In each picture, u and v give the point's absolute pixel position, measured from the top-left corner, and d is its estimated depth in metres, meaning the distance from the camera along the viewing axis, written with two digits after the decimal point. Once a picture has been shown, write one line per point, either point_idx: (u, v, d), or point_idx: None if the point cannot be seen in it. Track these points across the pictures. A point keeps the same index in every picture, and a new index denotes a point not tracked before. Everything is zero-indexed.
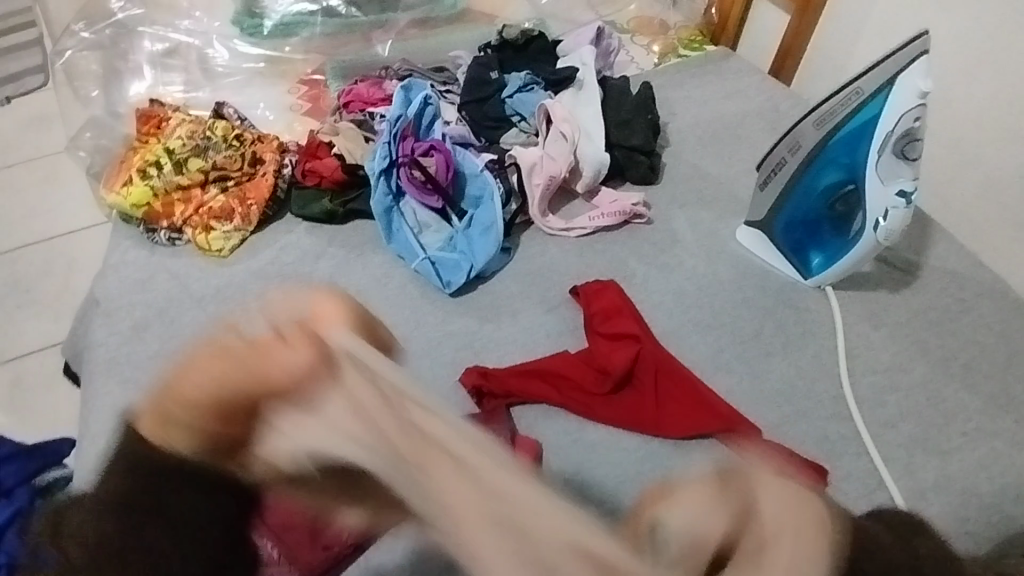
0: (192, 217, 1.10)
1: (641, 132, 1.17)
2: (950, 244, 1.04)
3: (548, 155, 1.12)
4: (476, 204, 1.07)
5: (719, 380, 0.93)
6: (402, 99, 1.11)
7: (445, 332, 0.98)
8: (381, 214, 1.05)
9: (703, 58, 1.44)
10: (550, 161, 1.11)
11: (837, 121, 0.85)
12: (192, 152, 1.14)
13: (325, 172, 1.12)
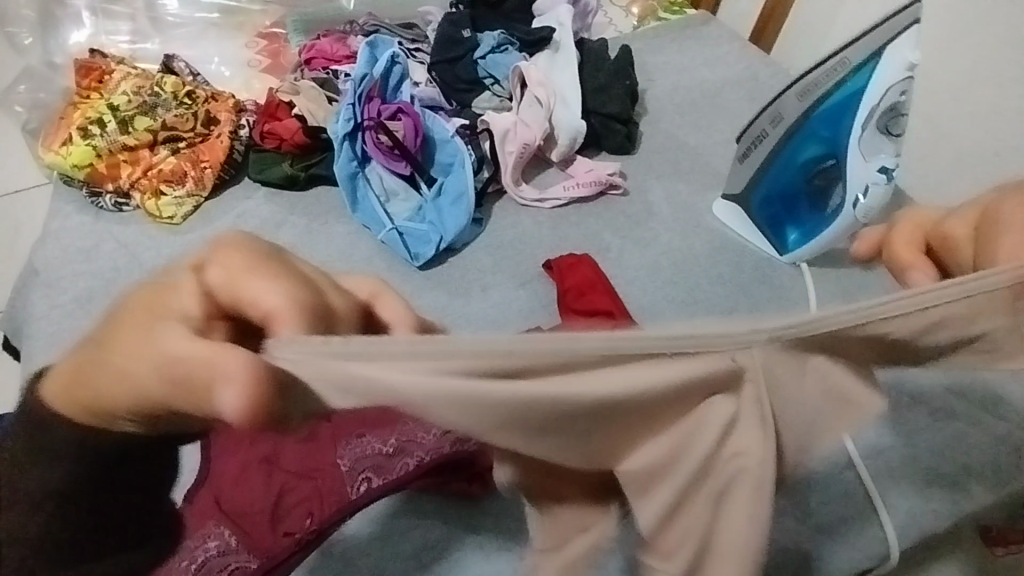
0: (139, 181, 1.03)
1: (618, 98, 1.12)
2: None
3: (522, 121, 1.07)
4: (447, 171, 1.02)
5: None
6: (368, 56, 1.04)
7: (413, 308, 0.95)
8: (345, 181, 0.99)
9: (683, 22, 1.39)
10: (525, 128, 1.06)
11: (821, 93, 0.83)
12: (138, 110, 1.06)
13: (286, 135, 1.06)
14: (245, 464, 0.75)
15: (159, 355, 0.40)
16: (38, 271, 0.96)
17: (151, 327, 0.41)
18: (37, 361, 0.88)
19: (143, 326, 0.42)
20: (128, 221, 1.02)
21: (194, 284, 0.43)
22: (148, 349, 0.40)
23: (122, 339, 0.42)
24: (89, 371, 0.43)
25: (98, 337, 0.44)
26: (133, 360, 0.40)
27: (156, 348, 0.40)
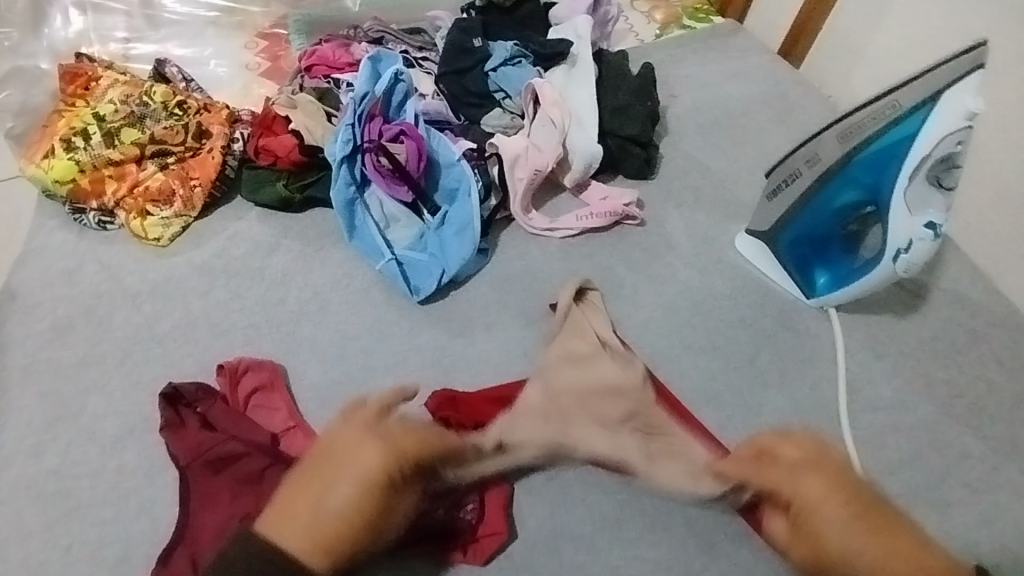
0: (125, 198, 0.97)
1: (637, 120, 1.05)
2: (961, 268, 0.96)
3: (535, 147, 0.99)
4: (452, 198, 0.95)
5: (707, 414, 0.86)
6: (370, 71, 0.97)
7: (412, 348, 0.89)
8: (341, 208, 0.92)
9: (709, 31, 1.30)
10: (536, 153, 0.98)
11: (868, 135, 0.74)
12: (125, 121, 0.99)
13: (281, 152, 0.99)
14: (229, 518, 0.74)
15: (349, 504, 0.66)
16: (14, 294, 0.90)
17: (330, 490, 0.66)
18: (8, 393, 0.83)
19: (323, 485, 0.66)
20: (112, 241, 0.96)
21: (338, 475, 0.67)
22: (331, 507, 0.65)
23: (292, 517, 0.65)
24: (308, 497, 0.66)
25: (286, 497, 0.66)
26: (347, 471, 0.67)
27: (337, 504, 0.66)
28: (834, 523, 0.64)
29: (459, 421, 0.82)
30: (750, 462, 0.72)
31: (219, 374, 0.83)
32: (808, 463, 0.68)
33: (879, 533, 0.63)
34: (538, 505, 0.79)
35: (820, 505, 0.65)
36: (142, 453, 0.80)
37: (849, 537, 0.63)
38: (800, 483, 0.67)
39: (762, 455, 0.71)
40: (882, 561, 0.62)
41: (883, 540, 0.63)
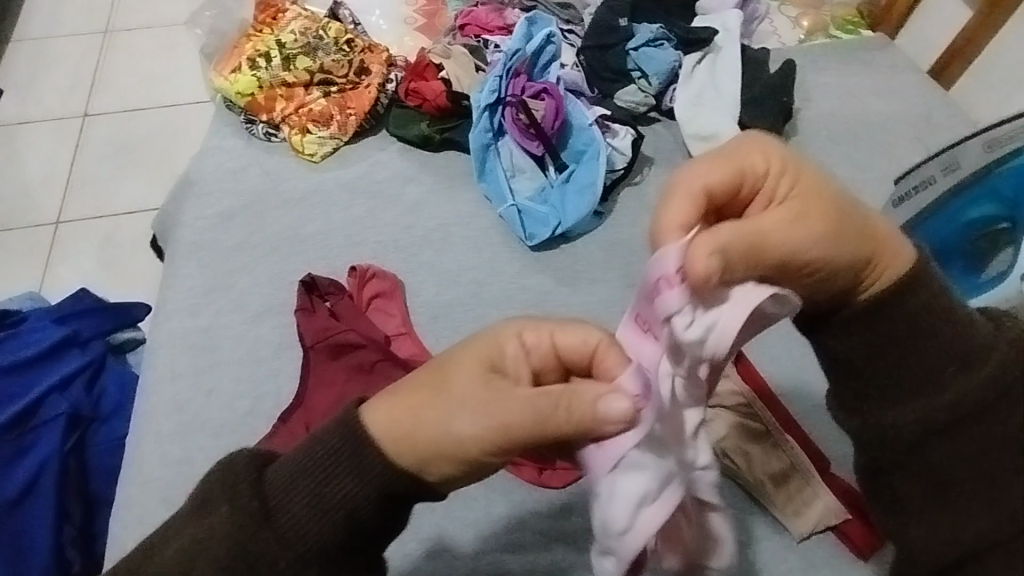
0: (290, 116, 1.10)
1: (769, 115, 1.07)
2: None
3: (682, 343, 0.49)
4: (579, 159, 1.02)
5: (793, 401, 0.85)
6: (524, 33, 1.08)
7: (520, 287, 0.95)
8: (477, 150, 1.02)
9: (856, 42, 1.27)
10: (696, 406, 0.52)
11: (1018, 145, 0.80)
12: (302, 51, 1.14)
13: (429, 95, 1.08)
14: (338, 398, 0.84)
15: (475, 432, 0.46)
16: (192, 183, 1.04)
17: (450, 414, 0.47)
18: (177, 264, 0.97)
19: (435, 410, 0.48)
20: (273, 151, 1.08)
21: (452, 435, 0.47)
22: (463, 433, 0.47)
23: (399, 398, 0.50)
24: (431, 421, 0.47)
25: (412, 380, 0.50)
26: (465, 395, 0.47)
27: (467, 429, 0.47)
28: (799, 225, 0.51)
29: None
30: (726, 172, 0.52)
31: (350, 275, 0.94)
32: (798, 185, 0.52)
33: (827, 229, 0.52)
34: None
35: (839, 276, 0.53)
36: (275, 330, 0.90)
37: (817, 236, 0.51)
38: (807, 211, 0.52)
39: (747, 183, 0.52)
40: (819, 228, 0.52)
41: (840, 235, 0.52)
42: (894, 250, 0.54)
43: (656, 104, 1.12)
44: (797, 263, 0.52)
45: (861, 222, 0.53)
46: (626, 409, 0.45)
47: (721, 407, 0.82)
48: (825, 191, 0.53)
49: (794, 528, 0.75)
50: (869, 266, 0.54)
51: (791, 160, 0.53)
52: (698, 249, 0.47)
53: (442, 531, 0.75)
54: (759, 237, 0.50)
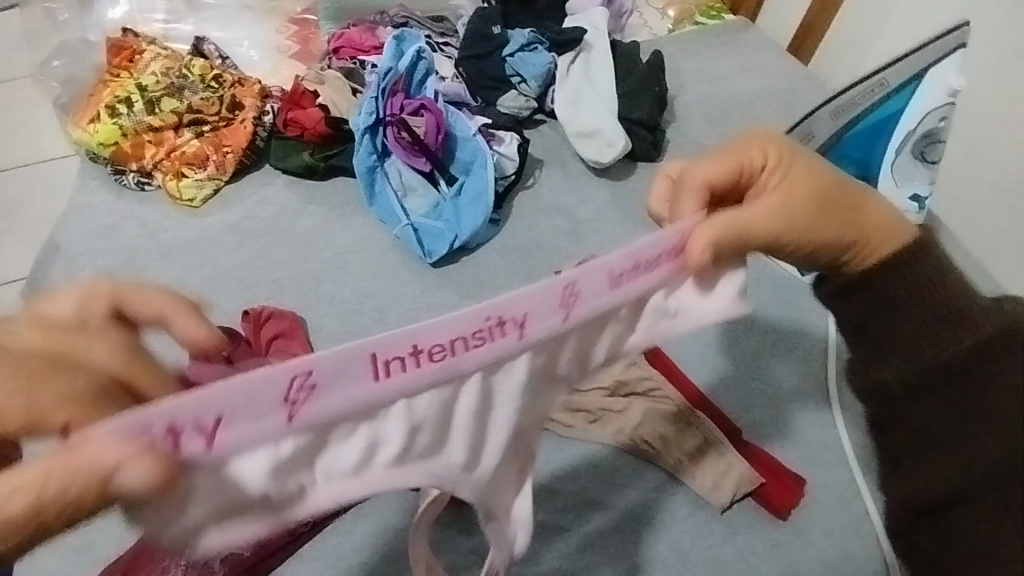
0: (162, 162, 1.04)
1: (646, 105, 1.10)
2: (955, 246, 0.97)
3: (461, 324, 0.39)
4: (468, 170, 1.03)
5: (702, 377, 0.88)
6: (394, 50, 1.07)
7: (425, 307, 0.94)
8: (363, 174, 1.00)
9: (720, 27, 1.33)
10: (427, 456, 0.44)
11: (860, 111, 0.84)
12: (165, 92, 1.08)
13: (308, 124, 1.06)
14: None
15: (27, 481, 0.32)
16: (59, 247, 0.97)
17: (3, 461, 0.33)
18: None
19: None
20: (148, 201, 1.02)
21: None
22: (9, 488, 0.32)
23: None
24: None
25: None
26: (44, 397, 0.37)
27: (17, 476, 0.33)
28: (774, 204, 0.48)
29: None
30: (725, 167, 0.51)
31: (244, 320, 0.88)
32: (786, 176, 0.50)
33: (817, 202, 0.49)
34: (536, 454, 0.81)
35: (823, 237, 0.49)
36: None
37: (800, 211, 0.48)
38: (785, 190, 0.49)
39: (736, 169, 0.51)
40: (809, 196, 0.49)
41: (826, 220, 0.49)
42: (886, 234, 0.51)
43: (539, 107, 1.14)
44: (781, 246, 0.48)
45: (848, 204, 0.50)
46: (151, 472, 0.32)
47: (636, 395, 0.84)
48: (813, 176, 0.50)
49: (715, 501, 0.78)
50: (858, 247, 0.50)
51: (787, 154, 0.51)
52: (665, 185, 0.53)
53: (373, 567, 0.75)
54: (740, 216, 0.47)
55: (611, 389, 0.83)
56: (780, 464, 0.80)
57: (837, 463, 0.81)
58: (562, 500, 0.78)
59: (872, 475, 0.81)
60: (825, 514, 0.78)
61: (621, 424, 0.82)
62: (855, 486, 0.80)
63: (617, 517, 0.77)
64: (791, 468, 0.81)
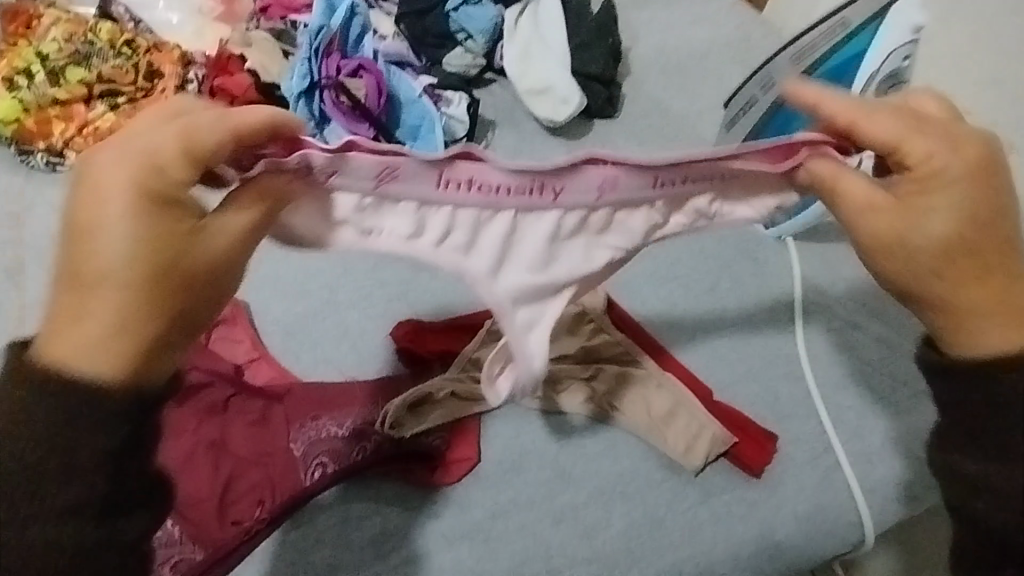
0: (75, 138, 0.94)
1: (599, 59, 1.04)
2: None
3: (512, 177, 0.56)
4: (415, 134, 0.97)
5: (670, 338, 0.85)
6: (325, 8, 1.00)
7: (376, 282, 0.87)
8: None
9: None
10: (457, 252, 0.58)
11: (819, 55, 0.83)
12: (70, 61, 0.98)
13: (237, 91, 0.97)
14: (194, 446, 0.74)
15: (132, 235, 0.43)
16: None
17: (97, 231, 0.43)
18: None
19: (91, 232, 0.43)
20: (61, 182, 0.92)
21: (107, 237, 0.43)
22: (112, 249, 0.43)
23: (80, 241, 0.43)
24: (96, 242, 0.43)
25: (73, 215, 0.44)
26: (110, 185, 0.43)
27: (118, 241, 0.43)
28: (937, 222, 0.47)
29: (422, 355, 0.81)
30: (898, 133, 0.48)
31: None
32: (969, 205, 0.47)
33: (953, 254, 0.47)
34: (504, 428, 0.78)
35: (955, 287, 0.47)
36: None
37: (943, 236, 0.47)
38: (951, 217, 0.47)
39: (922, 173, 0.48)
40: (947, 245, 0.47)
41: (965, 265, 0.47)
42: (997, 322, 0.46)
43: (488, 64, 1.07)
44: (885, 255, 0.49)
45: (1005, 284, 0.47)
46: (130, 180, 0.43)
47: (604, 361, 0.81)
48: (993, 234, 0.47)
49: (688, 463, 0.76)
50: (992, 327, 0.47)
51: (987, 187, 0.47)
52: (847, 110, 0.50)
53: (336, 561, 0.70)
54: (868, 189, 0.50)
55: (575, 356, 0.81)
56: (752, 421, 0.79)
57: (807, 417, 0.80)
58: (531, 474, 0.75)
59: (842, 425, 0.80)
60: (797, 468, 0.77)
61: (589, 391, 0.79)
62: (826, 438, 0.79)
63: (591, 488, 0.75)
64: (761, 424, 0.80)
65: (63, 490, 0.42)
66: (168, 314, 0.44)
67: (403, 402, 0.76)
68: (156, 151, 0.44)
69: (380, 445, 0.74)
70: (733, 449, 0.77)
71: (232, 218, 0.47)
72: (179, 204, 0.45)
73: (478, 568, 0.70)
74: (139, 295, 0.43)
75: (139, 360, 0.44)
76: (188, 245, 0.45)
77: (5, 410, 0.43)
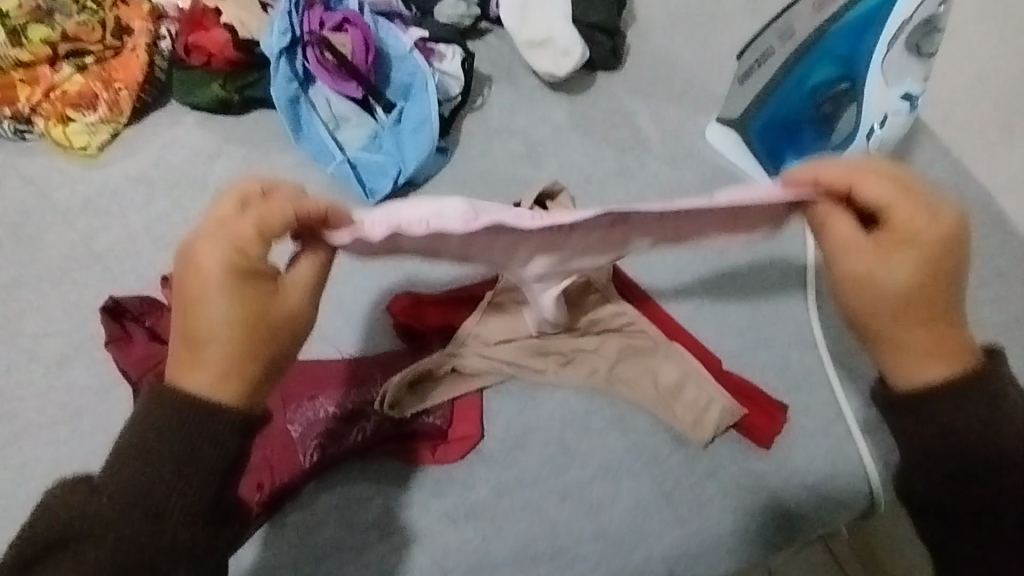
0: (42, 104, 0.88)
1: (602, 6, 0.97)
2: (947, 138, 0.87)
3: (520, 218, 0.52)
4: (407, 94, 0.90)
5: (677, 306, 0.82)
6: None
7: (372, 254, 0.84)
8: (284, 106, 0.87)
9: None
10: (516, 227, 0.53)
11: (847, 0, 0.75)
12: (32, 18, 0.89)
13: (215, 49, 0.90)
14: None
15: (224, 307, 0.47)
16: None
17: (201, 304, 0.48)
18: None
19: (193, 306, 0.48)
20: (35, 153, 0.88)
21: (208, 315, 0.47)
22: (210, 313, 0.47)
23: (182, 308, 0.49)
24: (199, 310, 0.48)
25: (178, 289, 0.49)
26: (207, 267, 0.47)
27: (214, 312, 0.47)
28: (899, 270, 0.48)
29: (422, 330, 0.78)
30: (891, 195, 0.49)
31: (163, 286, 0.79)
32: (924, 258, 0.48)
33: (911, 302, 0.49)
34: (506, 404, 0.76)
35: (911, 341, 0.49)
36: (89, 371, 0.76)
37: (900, 283, 0.49)
38: (913, 266, 0.48)
39: (887, 215, 0.49)
40: (914, 296, 0.48)
41: (921, 317, 0.49)
42: (929, 356, 0.49)
43: (482, 14, 1.00)
44: (850, 289, 0.50)
45: (941, 324, 0.49)
46: (219, 251, 0.47)
47: (610, 333, 0.78)
48: (937, 282, 0.49)
49: (696, 438, 0.74)
50: (934, 363, 0.49)
51: (954, 247, 0.48)
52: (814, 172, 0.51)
53: (338, 542, 0.69)
54: (851, 234, 0.50)
55: (580, 328, 0.77)
56: (762, 391, 0.77)
57: (819, 385, 0.78)
58: (536, 449, 0.74)
59: (855, 393, 0.77)
60: (807, 438, 0.75)
61: (595, 365, 0.77)
62: (838, 406, 0.76)
63: (596, 463, 0.73)
64: (771, 394, 0.77)
65: (160, 530, 0.47)
66: (264, 358, 0.49)
67: (403, 381, 0.73)
68: (240, 233, 0.48)
69: (380, 425, 0.72)
70: (743, 421, 0.75)
71: (302, 275, 0.51)
72: (263, 274, 0.49)
73: (484, 548, 0.69)
74: (231, 359, 0.48)
75: (253, 380, 0.49)
76: (271, 302, 0.49)
77: (123, 455, 0.48)
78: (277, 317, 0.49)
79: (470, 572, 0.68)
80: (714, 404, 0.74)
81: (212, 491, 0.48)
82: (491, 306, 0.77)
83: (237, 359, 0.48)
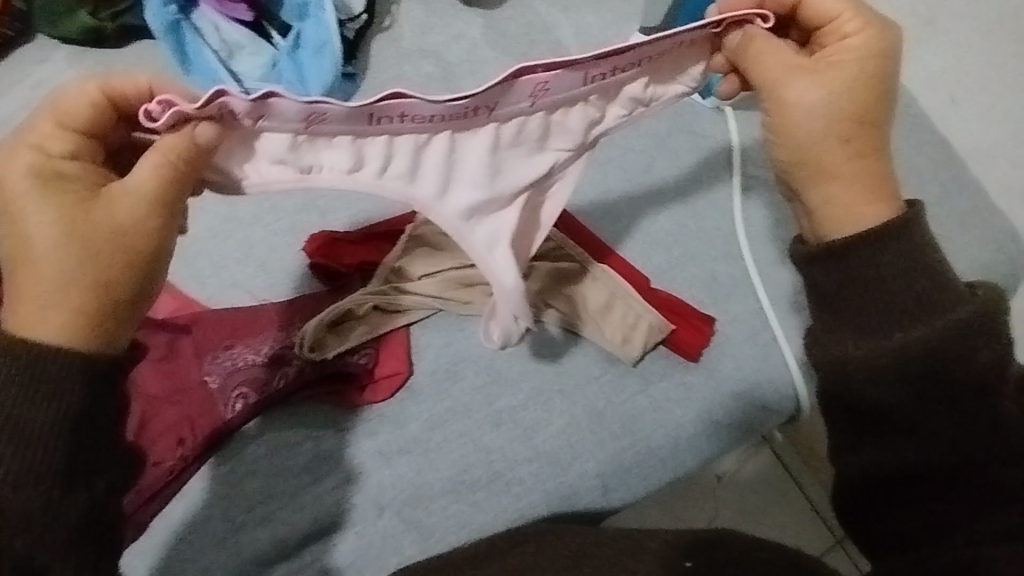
0: None
1: None
2: None
3: (448, 106, 0.52)
4: (303, 15, 0.83)
5: (604, 226, 0.80)
6: None
7: (281, 192, 0.78)
8: (166, 33, 0.79)
9: None
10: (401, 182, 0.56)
11: None
12: None
13: None
14: None
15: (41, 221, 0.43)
16: None
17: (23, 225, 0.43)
18: None
19: (18, 231, 0.43)
20: None
21: (31, 238, 0.43)
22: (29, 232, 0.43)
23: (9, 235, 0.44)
24: (24, 234, 0.43)
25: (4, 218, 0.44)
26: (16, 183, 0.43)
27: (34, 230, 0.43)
28: (827, 95, 0.48)
29: (341, 269, 0.75)
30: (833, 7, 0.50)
31: None
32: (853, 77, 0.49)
33: (844, 133, 0.48)
34: (435, 337, 0.74)
35: (843, 165, 0.49)
36: None
37: (830, 113, 0.48)
38: (842, 87, 0.48)
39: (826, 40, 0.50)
40: (851, 122, 0.48)
41: (853, 137, 0.49)
42: (865, 199, 0.49)
43: None
44: (788, 128, 0.49)
45: (873, 161, 0.49)
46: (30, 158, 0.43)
47: (536, 259, 0.76)
48: (870, 109, 0.49)
49: (626, 355, 0.74)
50: (866, 202, 0.49)
51: (883, 56, 0.49)
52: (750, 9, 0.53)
53: (270, 488, 0.67)
54: (786, 62, 0.49)
55: None
56: (691, 306, 0.77)
57: (745, 295, 0.78)
58: (467, 380, 0.73)
59: (780, 299, 0.78)
60: (734, 348, 0.76)
61: (522, 292, 0.75)
62: (763, 314, 0.77)
63: (527, 388, 0.73)
64: (699, 307, 0.78)
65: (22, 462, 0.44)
66: (90, 280, 0.43)
67: (321, 323, 0.70)
68: (46, 139, 0.44)
69: (302, 368, 0.70)
70: (672, 336, 0.75)
71: (137, 175, 0.44)
72: (82, 175, 0.44)
73: (420, 480, 0.69)
74: (66, 286, 0.43)
75: (91, 320, 0.44)
76: (89, 214, 0.43)
77: None
78: (105, 226, 0.43)
79: (406, 505, 0.68)
80: (641, 323, 0.75)
81: (60, 453, 0.45)
82: (410, 239, 0.74)
83: (74, 292, 0.43)
